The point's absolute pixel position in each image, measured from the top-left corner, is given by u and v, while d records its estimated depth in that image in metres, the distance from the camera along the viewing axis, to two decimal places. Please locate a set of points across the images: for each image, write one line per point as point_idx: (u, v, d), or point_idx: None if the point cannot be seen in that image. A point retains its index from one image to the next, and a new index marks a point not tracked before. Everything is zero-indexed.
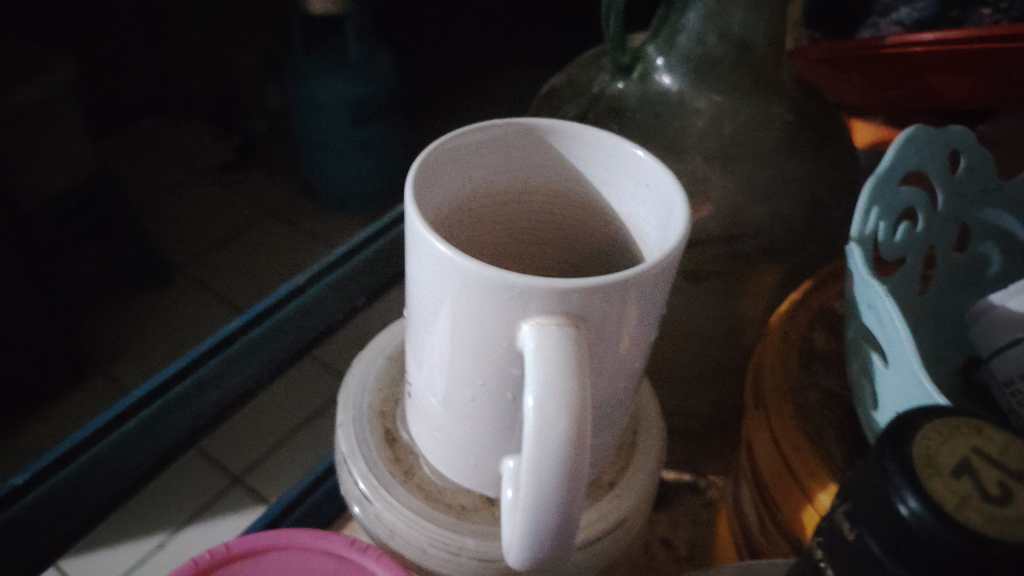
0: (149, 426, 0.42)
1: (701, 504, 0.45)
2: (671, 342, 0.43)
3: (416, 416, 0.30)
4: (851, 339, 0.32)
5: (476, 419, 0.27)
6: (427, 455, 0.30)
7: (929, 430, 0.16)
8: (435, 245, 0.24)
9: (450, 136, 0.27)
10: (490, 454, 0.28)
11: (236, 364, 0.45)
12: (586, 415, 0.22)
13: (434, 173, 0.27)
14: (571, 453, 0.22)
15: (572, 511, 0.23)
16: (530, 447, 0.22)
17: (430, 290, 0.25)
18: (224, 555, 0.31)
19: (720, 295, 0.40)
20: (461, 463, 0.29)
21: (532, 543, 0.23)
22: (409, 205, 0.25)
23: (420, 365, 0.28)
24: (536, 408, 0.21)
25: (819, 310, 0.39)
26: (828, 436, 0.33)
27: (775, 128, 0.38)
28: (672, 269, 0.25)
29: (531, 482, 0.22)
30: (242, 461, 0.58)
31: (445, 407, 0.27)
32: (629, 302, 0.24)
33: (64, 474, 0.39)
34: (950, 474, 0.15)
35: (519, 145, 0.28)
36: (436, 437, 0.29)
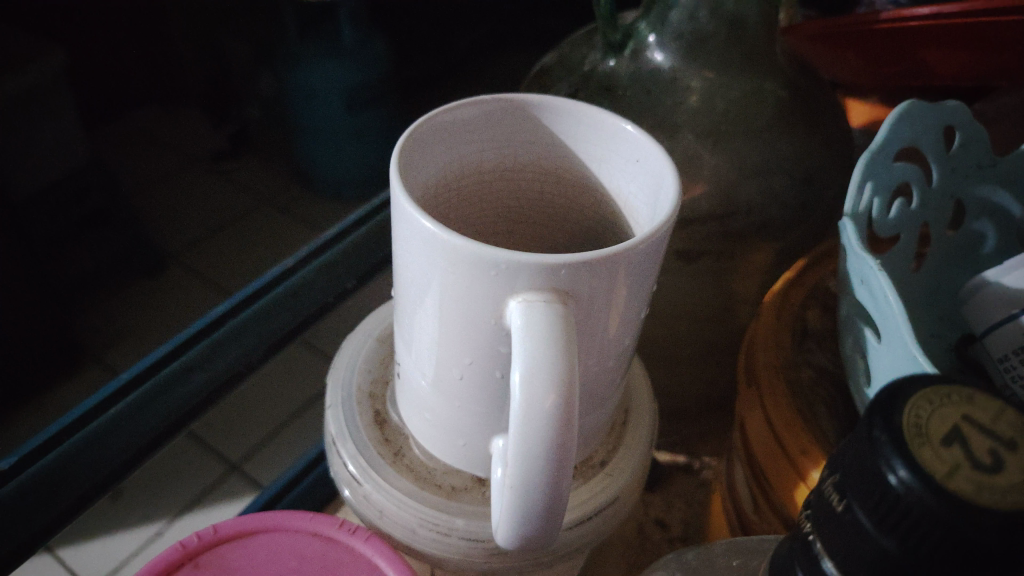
0: (138, 408, 0.41)
1: (695, 485, 0.45)
2: (664, 322, 0.43)
3: (406, 397, 0.29)
4: (845, 315, 0.31)
5: (465, 398, 0.26)
6: (417, 436, 0.30)
7: (920, 398, 0.15)
8: (421, 222, 0.23)
9: (436, 112, 0.26)
10: (480, 433, 0.27)
11: (226, 345, 0.45)
12: (574, 392, 0.22)
13: (421, 150, 0.26)
14: (558, 430, 0.21)
15: (561, 489, 0.22)
16: (518, 424, 0.21)
17: (417, 268, 0.25)
18: (211, 538, 0.31)
19: (713, 274, 0.40)
20: (450, 443, 0.28)
21: (521, 521, 0.23)
22: (394, 181, 0.24)
23: (409, 345, 0.27)
24: (524, 384, 0.21)
25: (812, 288, 0.39)
26: (820, 414, 0.33)
27: (768, 105, 0.38)
28: (662, 244, 0.25)
29: (519, 459, 0.22)
30: (240, 449, 0.58)
31: (433, 387, 0.27)
32: (619, 278, 0.23)
33: (51, 459, 0.39)
34: (941, 443, 0.15)
35: (506, 122, 0.28)
36: (426, 417, 0.29)
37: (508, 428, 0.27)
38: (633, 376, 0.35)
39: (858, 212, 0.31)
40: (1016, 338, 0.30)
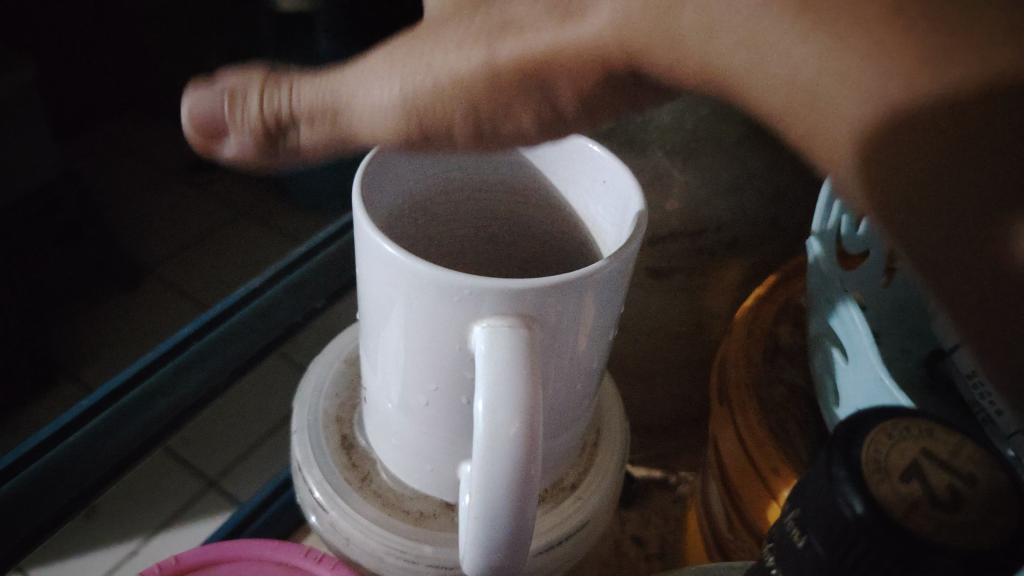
0: (102, 431, 0.40)
1: (672, 500, 0.45)
2: (636, 338, 0.42)
3: (373, 423, 0.29)
4: (814, 334, 0.32)
5: (432, 424, 0.26)
6: (384, 461, 0.29)
7: (879, 433, 0.15)
8: (383, 247, 0.23)
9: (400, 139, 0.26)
10: (446, 458, 0.27)
11: (191, 369, 0.44)
12: (539, 419, 0.21)
13: (384, 173, 0.26)
14: (523, 457, 0.21)
15: (525, 518, 0.22)
16: (481, 454, 0.21)
17: (380, 294, 0.24)
18: (174, 567, 0.30)
19: (684, 289, 0.40)
20: (418, 469, 0.28)
21: (485, 550, 0.22)
22: (356, 204, 0.24)
23: (375, 370, 0.27)
24: (487, 412, 0.21)
25: (784, 304, 0.39)
26: (791, 430, 0.33)
27: (738, 121, 0.38)
28: (629, 265, 0.24)
29: (484, 490, 0.21)
30: (216, 466, 0.57)
31: (399, 412, 0.27)
32: (585, 300, 0.23)
33: (13, 484, 0.38)
34: (900, 479, 0.15)
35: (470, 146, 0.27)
36: (393, 443, 0.28)
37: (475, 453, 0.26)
38: (603, 396, 0.35)
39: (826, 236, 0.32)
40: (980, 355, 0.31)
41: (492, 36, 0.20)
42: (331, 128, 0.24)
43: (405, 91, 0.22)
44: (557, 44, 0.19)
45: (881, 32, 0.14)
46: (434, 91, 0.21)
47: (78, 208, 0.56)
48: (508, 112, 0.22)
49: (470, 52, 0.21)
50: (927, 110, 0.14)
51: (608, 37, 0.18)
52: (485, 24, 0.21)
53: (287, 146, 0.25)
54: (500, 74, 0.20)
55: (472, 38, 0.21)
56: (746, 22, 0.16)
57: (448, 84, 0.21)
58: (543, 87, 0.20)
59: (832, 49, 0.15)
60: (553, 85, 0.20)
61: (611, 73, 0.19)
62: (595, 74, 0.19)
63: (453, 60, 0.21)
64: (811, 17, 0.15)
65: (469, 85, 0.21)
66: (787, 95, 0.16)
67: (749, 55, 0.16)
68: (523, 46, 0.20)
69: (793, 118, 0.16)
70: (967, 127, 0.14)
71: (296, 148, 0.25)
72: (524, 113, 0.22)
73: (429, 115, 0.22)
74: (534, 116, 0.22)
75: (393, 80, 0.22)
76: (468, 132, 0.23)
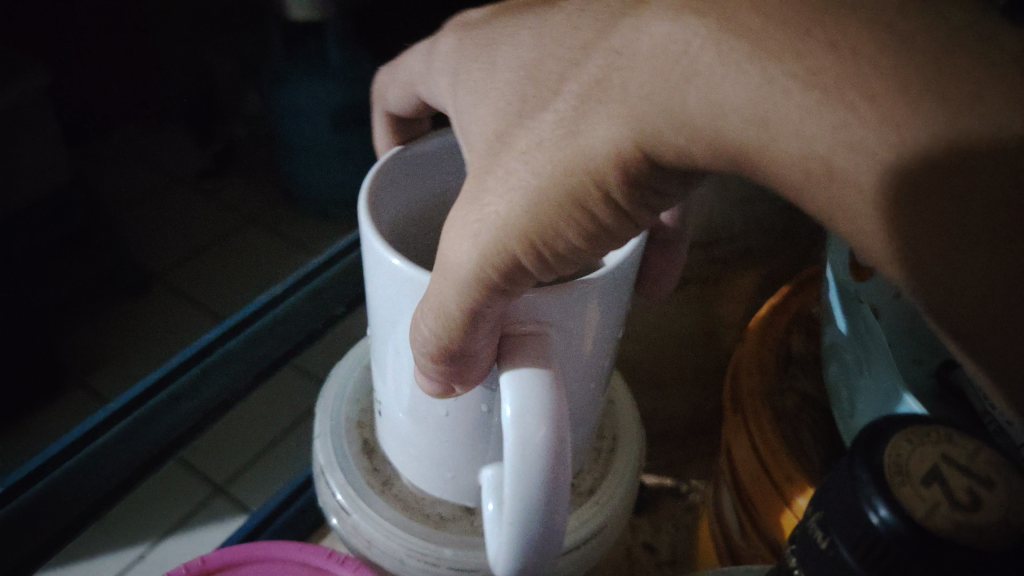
0: (123, 436, 0.41)
1: (684, 508, 0.44)
2: (648, 346, 0.44)
3: (388, 433, 0.30)
4: (829, 343, 0.34)
5: (453, 433, 0.26)
6: (403, 469, 0.30)
7: (899, 440, 0.16)
8: (389, 260, 0.23)
9: (375, 173, 0.26)
10: (467, 464, 0.27)
11: (212, 374, 0.45)
12: (563, 421, 0.22)
13: (385, 191, 0.27)
14: (549, 459, 0.21)
15: (557, 519, 0.22)
16: (509, 459, 0.22)
17: (397, 312, 0.25)
18: (200, 567, 0.31)
19: (698, 298, 0.42)
20: (439, 476, 0.28)
21: (519, 553, 0.23)
22: (363, 221, 0.24)
23: (387, 380, 0.27)
24: (515, 419, 0.21)
25: (796, 314, 0.39)
26: (805, 439, 0.34)
27: None
28: (634, 269, 0.25)
29: (512, 495, 0.22)
30: (225, 472, 0.57)
31: (414, 421, 0.27)
32: (595, 304, 0.24)
33: (34, 491, 0.38)
34: (921, 482, 0.15)
35: (444, 165, 0.29)
36: (410, 451, 0.29)
37: (494, 458, 0.27)
38: (621, 406, 0.35)
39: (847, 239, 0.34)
40: None
41: (534, 160, 0.19)
42: (470, 334, 0.22)
43: (469, 242, 0.21)
44: (586, 155, 0.18)
45: (900, 93, 0.14)
46: (494, 233, 0.20)
47: (87, 216, 0.55)
48: (560, 235, 0.20)
49: (511, 185, 0.20)
50: (918, 166, 0.14)
51: (626, 138, 0.18)
52: (524, 153, 0.19)
53: (449, 365, 0.23)
54: (550, 201, 0.19)
55: (517, 175, 0.19)
56: (756, 94, 0.15)
57: (504, 223, 0.20)
58: (590, 200, 0.19)
59: (851, 122, 0.14)
60: (592, 194, 0.19)
61: (633, 170, 0.18)
62: (623, 173, 0.18)
63: (503, 201, 0.20)
64: (818, 90, 0.15)
65: (523, 218, 0.20)
66: (812, 170, 0.16)
67: (760, 132, 0.16)
68: (562, 162, 0.19)
69: (817, 196, 0.16)
70: (950, 177, 0.14)
71: (470, 376, 0.24)
72: (577, 239, 0.20)
73: (493, 261, 0.20)
74: (583, 236, 0.20)
75: (462, 242, 0.21)
76: (537, 266, 0.21)
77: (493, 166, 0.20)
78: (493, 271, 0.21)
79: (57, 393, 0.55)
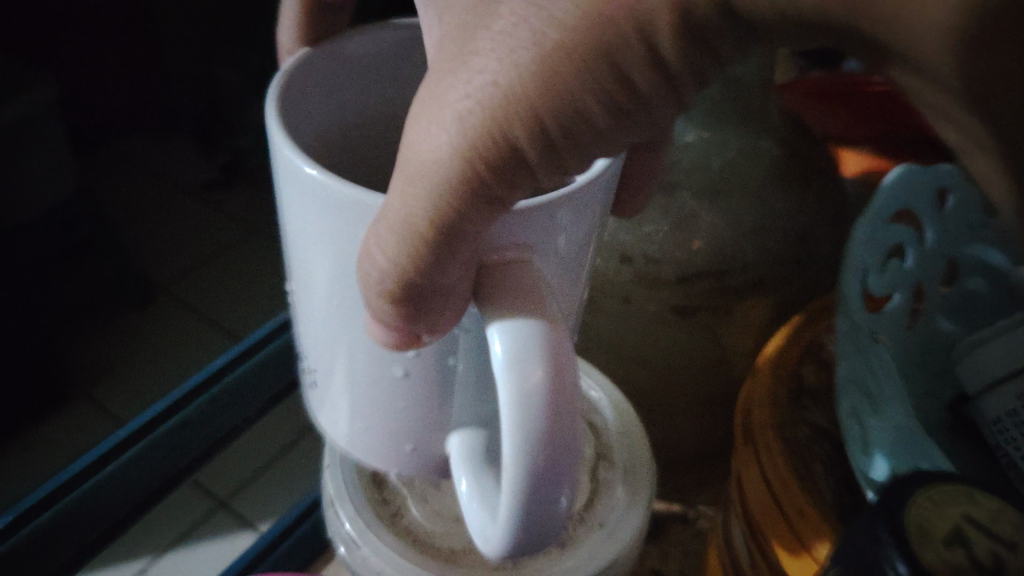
0: (137, 464, 0.41)
1: (691, 534, 0.44)
2: (658, 371, 0.44)
3: (319, 408, 0.26)
4: (840, 379, 0.33)
5: (407, 393, 0.24)
6: (344, 445, 0.26)
7: (920, 504, 0.23)
8: (308, 174, 0.20)
9: (280, 84, 0.22)
10: (430, 429, 0.25)
11: (226, 404, 0.45)
12: (563, 361, 0.19)
13: (293, 106, 0.23)
14: (551, 402, 0.19)
15: (563, 480, 0.20)
16: (505, 407, 0.19)
17: (336, 248, 0.21)
18: None
19: (711, 329, 0.41)
20: (395, 450, 0.25)
21: (524, 522, 0.20)
22: (277, 135, 0.21)
23: (311, 334, 0.24)
24: (507, 361, 0.19)
25: (808, 344, 0.39)
26: (817, 471, 0.33)
27: (763, 162, 0.40)
28: (604, 200, 0.22)
29: (511, 466, 0.19)
30: (227, 484, 0.53)
31: (352, 377, 0.24)
32: (565, 230, 0.21)
33: (42, 520, 0.38)
34: (936, 544, 0.22)
35: (352, 73, 0.25)
36: (359, 425, 0.25)
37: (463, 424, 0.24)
38: (636, 439, 0.35)
39: (872, 239, 0.34)
40: (1005, 403, 0.33)
41: (544, 14, 0.17)
42: (442, 259, 0.19)
43: (447, 120, 0.18)
44: (594, 6, 0.16)
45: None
46: (485, 111, 0.17)
47: (95, 228, 0.50)
48: (576, 108, 0.17)
49: (515, 41, 0.17)
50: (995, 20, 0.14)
51: None
52: (518, 8, 0.17)
53: (416, 305, 0.20)
54: (569, 58, 0.17)
55: (520, 35, 0.17)
56: None
57: (508, 94, 0.17)
58: (621, 57, 0.17)
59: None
60: (623, 54, 0.17)
61: (680, 20, 0.17)
62: (673, 20, 0.17)
63: (502, 72, 0.17)
64: None
65: (524, 79, 0.17)
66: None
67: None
68: (587, 6, 0.16)
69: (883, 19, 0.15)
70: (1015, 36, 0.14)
71: (443, 319, 0.21)
72: (597, 114, 0.18)
73: (479, 141, 0.18)
74: (605, 112, 0.18)
75: (442, 128, 0.18)
76: (537, 153, 0.18)
77: (478, 34, 0.18)
78: (475, 162, 0.18)
79: (59, 406, 0.51)
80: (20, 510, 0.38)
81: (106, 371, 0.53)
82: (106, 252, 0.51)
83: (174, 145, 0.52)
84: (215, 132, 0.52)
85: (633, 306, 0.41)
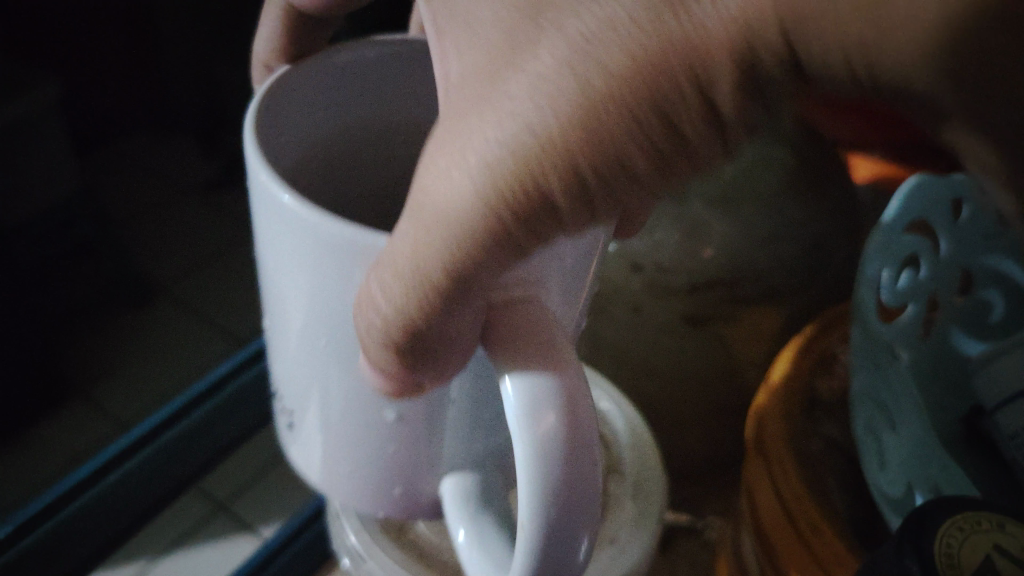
0: (143, 476, 0.42)
1: (701, 547, 0.44)
2: (667, 382, 0.43)
3: (298, 442, 0.25)
4: (855, 391, 0.33)
5: (395, 438, 0.23)
6: (321, 482, 0.26)
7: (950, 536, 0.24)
8: (286, 207, 0.19)
9: (258, 105, 0.22)
10: (423, 471, 0.24)
11: (232, 413, 0.45)
12: (579, 404, 0.19)
13: (273, 127, 0.22)
14: (568, 447, 0.18)
15: (585, 525, 0.19)
16: (521, 457, 0.18)
17: (336, 293, 0.20)
18: None
19: (720, 341, 0.41)
20: (384, 491, 0.25)
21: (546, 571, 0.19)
22: (255, 161, 0.20)
23: (289, 372, 0.23)
24: (521, 409, 0.18)
25: (822, 354, 0.38)
26: (829, 487, 0.33)
27: (779, 171, 0.39)
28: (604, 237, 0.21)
29: (529, 519, 0.19)
30: (226, 483, 0.51)
31: (335, 417, 0.23)
32: (570, 268, 0.20)
33: (48, 527, 0.39)
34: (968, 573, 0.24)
35: (339, 88, 0.25)
36: (344, 467, 0.25)
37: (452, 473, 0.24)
38: (645, 452, 0.35)
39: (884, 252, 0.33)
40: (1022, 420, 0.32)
41: (596, 55, 0.15)
42: (452, 308, 0.18)
43: (470, 166, 0.16)
44: (647, 50, 0.14)
45: None
46: (517, 159, 0.15)
47: (95, 226, 0.51)
48: (619, 157, 0.16)
49: (557, 81, 0.15)
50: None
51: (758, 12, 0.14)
52: (556, 46, 0.15)
53: (422, 351, 0.19)
54: (617, 106, 0.15)
55: (561, 76, 0.15)
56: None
57: (548, 140, 0.15)
58: (677, 102, 0.15)
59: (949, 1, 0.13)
60: (677, 98, 0.15)
61: (752, 65, 0.15)
62: (744, 64, 0.15)
63: (540, 114, 0.15)
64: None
65: (563, 129, 0.15)
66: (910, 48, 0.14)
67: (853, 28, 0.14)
68: (650, 45, 0.14)
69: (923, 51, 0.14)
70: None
71: (449, 365, 0.20)
72: (640, 161, 0.16)
73: (507, 192, 0.16)
74: (648, 160, 0.16)
75: (461, 173, 0.16)
76: (571, 201, 0.16)
77: (509, 67, 0.16)
78: (499, 215, 0.16)
79: (58, 405, 0.49)
80: (21, 518, 0.39)
81: (108, 372, 0.52)
82: (107, 252, 0.51)
83: (174, 143, 0.54)
84: (215, 132, 0.53)
85: (643, 315, 0.41)
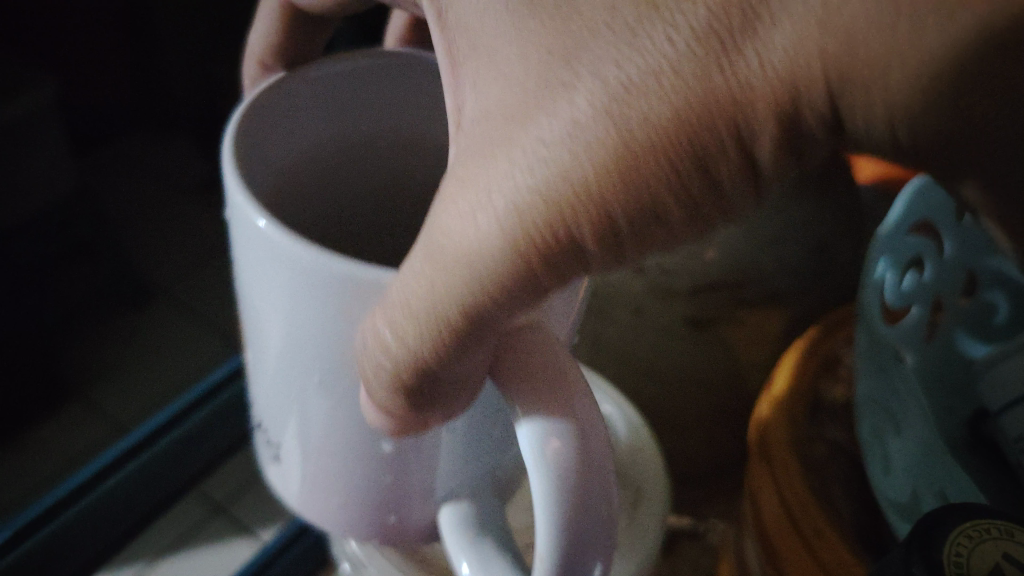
0: (139, 482, 0.42)
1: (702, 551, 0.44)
2: (670, 386, 0.43)
3: (280, 475, 0.25)
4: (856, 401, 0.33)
5: (388, 466, 0.23)
6: (303, 511, 0.25)
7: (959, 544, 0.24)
8: (259, 228, 0.19)
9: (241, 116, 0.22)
10: (423, 495, 0.24)
11: (233, 416, 0.45)
12: (592, 434, 0.19)
13: (259, 138, 0.22)
14: (581, 476, 0.19)
15: (601, 551, 0.19)
16: (535, 485, 0.19)
17: (321, 332, 0.19)
18: None
19: (723, 345, 0.41)
20: (379, 522, 0.25)
21: None
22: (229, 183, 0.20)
23: (269, 404, 0.23)
24: (534, 440, 0.19)
25: (825, 357, 0.38)
26: (833, 491, 0.33)
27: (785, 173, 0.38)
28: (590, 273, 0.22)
29: (546, 546, 0.19)
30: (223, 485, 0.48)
31: (321, 449, 0.23)
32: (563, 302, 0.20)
33: (47, 531, 0.39)
34: None
35: (334, 102, 0.25)
36: (335, 501, 0.24)
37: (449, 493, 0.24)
38: (647, 455, 0.35)
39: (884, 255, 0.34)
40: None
41: (638, 106, 0.15)
42: (466, 347, 0.18)
43: (497, 209, 0.16)
44: (689, 103, 0.15)
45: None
46: (549, 204, 0.16)
47: (92, 225, 0.52)
48: (657, 210, 0.16)
49: (594, 130, 0.15)
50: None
51: (805, 70, 0.14)
52: (593, 93, 0.15)
53: (429, 382, 0.19)
54: (652, 157, 0.15)
55: (599, 126, 0.15)
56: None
57: (584, 187, 0.15)
58: (715, 151, 0.15)
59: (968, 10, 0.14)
60: (716, 150, 0.15)
61: (793, 118, 0.15)
62: (782, 118, 0.15)
63: (578, 161, 0.15)
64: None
65: (599, 176, 0.15)
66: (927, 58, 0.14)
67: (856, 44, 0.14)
68: (692, 100, 0.15)
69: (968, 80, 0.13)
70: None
71: (461, 399, 0.20)
72: (675, 207, 0.16)
73: (536, 237, 0.16)
74: (682, 207, 0.16)
75: (487, 215, 0.16)
76: (601, 249, 0.16)
77: (543, 112, 0.16)
78: (525, 256, 0.16)
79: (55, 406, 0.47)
80: (21, 523, 0.38)
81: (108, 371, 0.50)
82: (102, 249, 0.52)
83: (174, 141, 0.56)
84: None
85: (646, 317, 0.41)
